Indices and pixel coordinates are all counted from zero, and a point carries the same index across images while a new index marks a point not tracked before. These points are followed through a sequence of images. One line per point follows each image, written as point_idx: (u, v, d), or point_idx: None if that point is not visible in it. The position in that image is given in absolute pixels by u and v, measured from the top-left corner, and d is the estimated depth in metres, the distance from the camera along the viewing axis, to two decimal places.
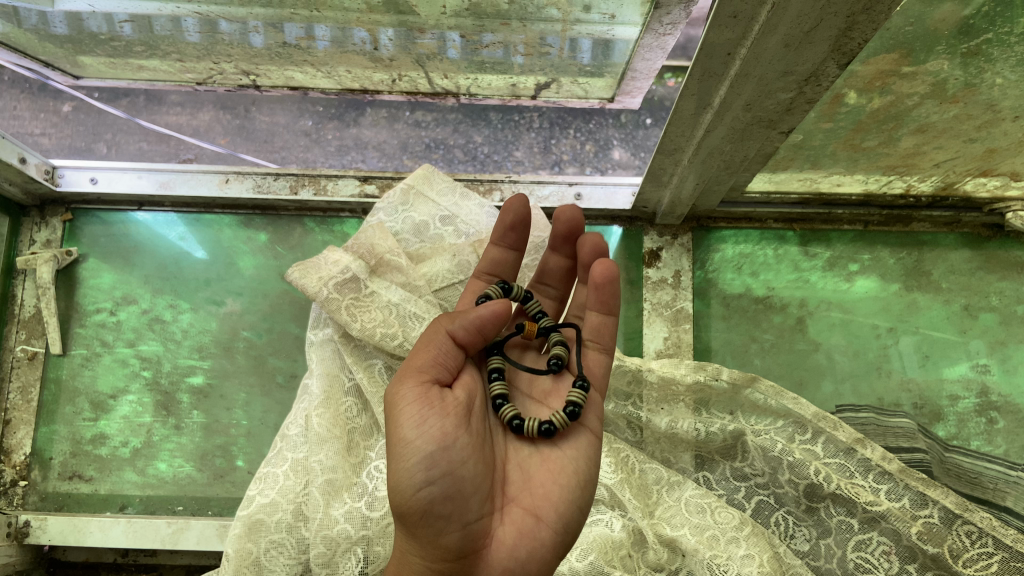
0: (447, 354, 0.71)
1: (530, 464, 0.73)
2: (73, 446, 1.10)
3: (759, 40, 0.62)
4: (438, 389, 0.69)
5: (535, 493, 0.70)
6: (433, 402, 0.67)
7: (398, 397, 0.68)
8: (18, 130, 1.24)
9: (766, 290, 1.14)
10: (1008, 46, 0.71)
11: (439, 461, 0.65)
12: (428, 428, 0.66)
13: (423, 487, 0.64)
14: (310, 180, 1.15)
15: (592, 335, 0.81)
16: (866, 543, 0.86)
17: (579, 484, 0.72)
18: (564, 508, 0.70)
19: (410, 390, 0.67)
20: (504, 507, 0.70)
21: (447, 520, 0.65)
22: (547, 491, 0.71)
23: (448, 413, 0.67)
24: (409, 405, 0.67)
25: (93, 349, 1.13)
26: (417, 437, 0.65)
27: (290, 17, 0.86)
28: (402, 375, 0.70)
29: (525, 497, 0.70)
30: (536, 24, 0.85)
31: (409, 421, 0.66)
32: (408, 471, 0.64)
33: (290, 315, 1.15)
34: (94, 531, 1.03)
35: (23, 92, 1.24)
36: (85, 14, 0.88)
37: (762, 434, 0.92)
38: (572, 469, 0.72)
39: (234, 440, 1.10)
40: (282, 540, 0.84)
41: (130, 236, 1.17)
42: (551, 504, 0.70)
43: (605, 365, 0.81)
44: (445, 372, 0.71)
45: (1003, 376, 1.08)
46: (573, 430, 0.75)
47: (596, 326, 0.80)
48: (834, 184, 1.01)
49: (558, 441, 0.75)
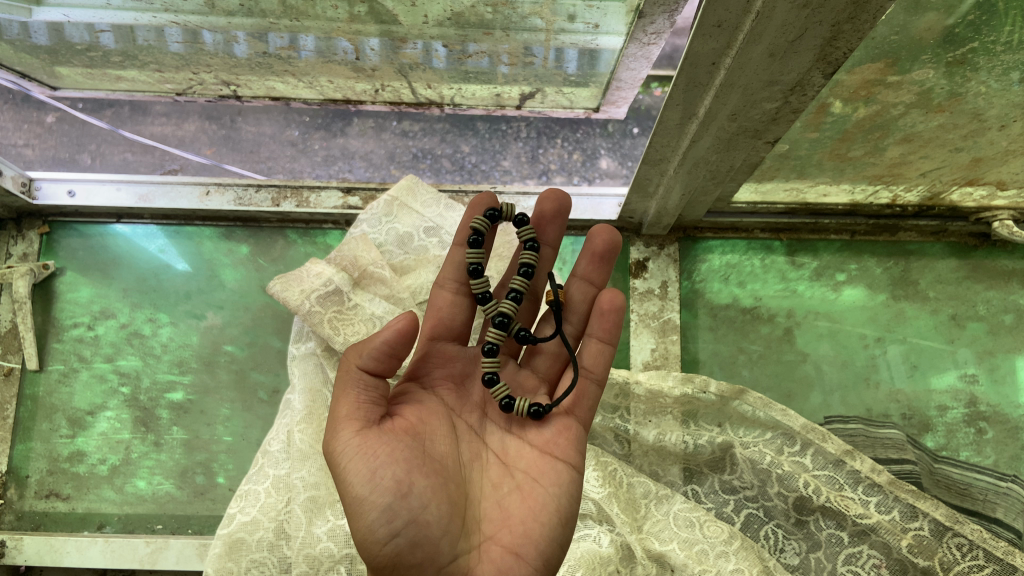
0: (368, 392, 0.69)
1: (508, 499, 0.70)
2: (50, 463, 1.08)
3: (744, 50, 0.61)
4: (376, 432, 0.67)
5: (514, 528, 0.68)
6: (372, 450, 0.66)
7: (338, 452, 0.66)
8: (3, 142, 1.16)
9: (753, 301, 1.13)
10: (994, 55, 0.71)
11: (399, 511, 0.64)
12: (378, 480, 0.64)
13: (387, 541, 0.64)
14: (292, 192, 1.13)
15: (590, 362, 0.78)
16: (855, 556, 0.85)
17: (558, 513, 0.69)
18: (544, 544, 0.67)
19: (349, 442, 0.66)
20: (482, 545, 0.68)
21: (421, 567, 0.65)
22: (528, 527, 0.68)
23: (396, 455, 0.66)
24: (349, 458, 0.65)
25: (71, 364, 1.11)
26: (369, 492, 0.64)
27: (271, 27, 0.85)
28: (333, 424, 0.68)
29: (504, 534, 0.68)
30: (520, 34, 0.85)
31: (356, 475, 0.65)
32: (368, 527, 0.64)
33: (272, 328, 1.14)
34: (71, 551, 1.01)
35: (7, 104, 1.14)
36: (64, 25, 0.87)
37: (751, 446, 0.91)
38: (551, 499, 0.69)
39: (214, 457, 1.08)
40: (263, 559, 0.81)
41: (108, 249, 1.15)
42: (531, 540, 0.67)
43: (595, 398, 0.77)
44: (377, 411, 0.69)
45: (992, 386, 1.08)
46: (550, 466, 0.71)
47: (595, 352, 0.78)
48: (820, 194, 1.01)
49: (538, 476, 0.71)
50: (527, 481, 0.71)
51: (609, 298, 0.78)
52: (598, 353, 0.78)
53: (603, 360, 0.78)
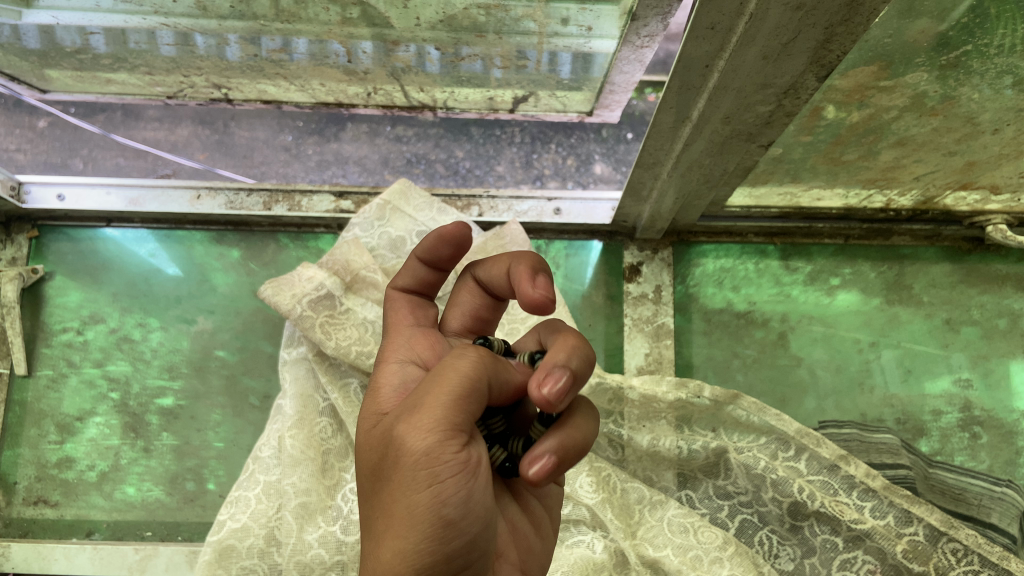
0: (482, 401, 0.50)
1: (514, 511, 0.60)
2: (38, 470, 1.07)
3: (737, 53, 0.61)
4: (478, 450, 0.50)
5: (522, 547, 0.59)
6: (479, 474, 0.49)
7: (433, 462, 0.48)
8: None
9: (747, 305, 1.13)
10: (988, 59, 0.71)
11: (482, 546, 0.50)
12: (475, 507, 0.49)
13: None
14: (284, 196, 1.12)
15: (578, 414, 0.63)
16: (851, 562, 0.84)
17: (550, 531, 0.63)
18: (543, 561, 0.61)
19: (460, 460, 0.48)
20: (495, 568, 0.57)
21: None
22: (533, 544, 0.61)
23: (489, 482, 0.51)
24: (456, 472, 0.48)
25: (59, 369, 1.10)
26: (464, 518, 0.48)
27: (262, 29, 0.84)
28: (429, 423, 0.48)
29: (514, 551, 0.58)
30: (513, 37, 0.84)
31: (456, 495, 0.48)
32: (443, 558, 0.48)
33: (264, 333, 1.13)
34: (59, 559, 0.99)
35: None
36: (54, 27, 0.86)
37: (745, 451, 0.90)
38: (548, 515, 0.64)
39: (205, 463, 1.07)
40: (253, 566, 0.80)
41: (97, 253, 1.14)
42: (535, 557, 0.60)
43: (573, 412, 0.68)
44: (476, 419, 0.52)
45: (986, 391, 1.08)
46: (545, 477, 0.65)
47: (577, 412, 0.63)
48: (814, 199, 1.01)
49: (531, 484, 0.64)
50: (528, 498, 0.63)
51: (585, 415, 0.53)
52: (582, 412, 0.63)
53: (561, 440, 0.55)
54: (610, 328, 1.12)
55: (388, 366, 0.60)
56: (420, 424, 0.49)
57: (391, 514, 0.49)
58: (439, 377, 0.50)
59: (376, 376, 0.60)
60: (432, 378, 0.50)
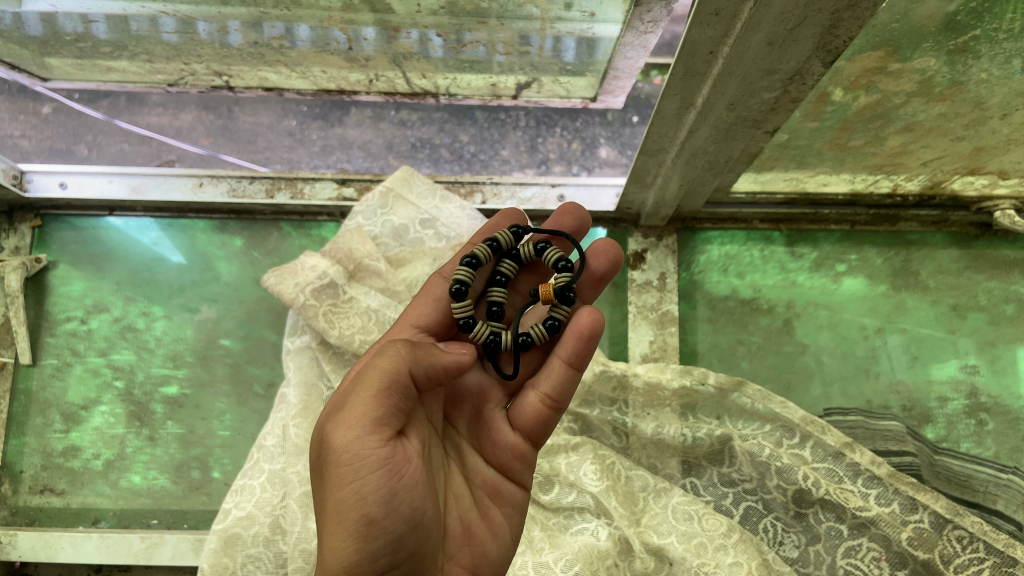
0: (401, 400, 0.61)
1: (470, 516, 0.68)
2: (43, 458, 1.07)
3: (742, 38, 0.60)
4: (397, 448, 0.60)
5: (474, 550, 0.67)
6: (399, 472, 0.60)
7: (356, 461, 0.59)
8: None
9: (752, 292, 1.12)
10: (997, 43, 0.70)
11: (407, 541, 0.60)
12: (397, 505, 0.59)
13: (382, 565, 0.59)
14: (287, 183, 1.12)
15: (554, 392, 0.72)
16: (855, 549, 0.84)
17: (510, 541, 0.70)
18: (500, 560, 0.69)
19: (376, 453, 0.59)
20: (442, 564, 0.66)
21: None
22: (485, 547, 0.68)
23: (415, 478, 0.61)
24: (374, 472, 0.59)
25: (64, 359, 1.11)
26: (385, 516, 0.59)
27: (263, 16, 0.84)
28: (350, 422, 0.60)
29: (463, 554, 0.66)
30: (516, 23, 0.83)
31: (374, 494, 0.58)
32: (366, 554, 0.58)
33: (267, 321, 1.13)
34: (66, 547, 1.00)
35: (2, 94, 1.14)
36: (55, 15, 0.86)
37: (750, 438, 0.90)
38: (507, 523, 0.70)
39: (210, 451, 1.08)
40: (259, 554, 0.83)
41: (101, 242, 1.14)
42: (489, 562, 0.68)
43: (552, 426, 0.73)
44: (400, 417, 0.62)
45: (992, 377, 1.07)
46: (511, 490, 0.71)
47: (560, 378, 0.72)
48: (820, 184, 1.00)
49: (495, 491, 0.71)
50: (482, 505, 0.69)
51: (588, 318, 0.71)
52: (565, 380, 0.72)
53: (569, 387, 0.72)
54: (614, 315, 1.12)
55: (358, 364, 0.69)
56: (346, 418, 0.60)
57: (326, 510, 0.61)
58: (365, 382, 0.61)
59: (351, 370, 0.70)
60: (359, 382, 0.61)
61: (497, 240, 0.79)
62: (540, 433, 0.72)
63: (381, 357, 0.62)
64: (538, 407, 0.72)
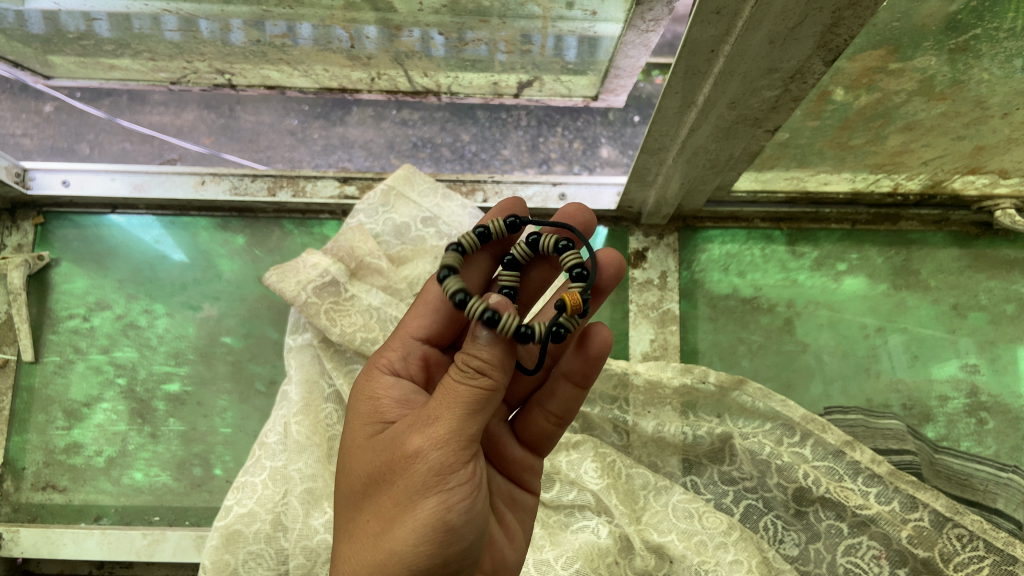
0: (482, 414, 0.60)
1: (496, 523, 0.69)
2: (46, 455, 1.08)
3: (744, 37, 0.60)
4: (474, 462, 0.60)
5: (499, 556, 0.68)
6: (476, 485, 0.60)
7: (442, 473, 0.58)
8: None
9: (753, 291, 1.12)
10: (997, 42, 0.70)
11: (472, 548, 0.62)
12: (473, 514, 0.60)
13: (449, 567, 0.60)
14: (288, 182, 1.12)
15: (559, 410, 0.72)
16: (855, 547, 0.84)
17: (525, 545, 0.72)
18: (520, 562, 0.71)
19: (462, 468, 0.59)
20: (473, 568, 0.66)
21: None
22: (508, 551, 0.69)
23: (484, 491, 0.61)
24: (460, 483, 0.59)
25: (66, 356, 1.11)
26: (463, 525, 0.60)
27: (265, 14, 0.84)
28: (436, 435, 0.58)
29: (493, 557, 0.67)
30: (517, 21, 0.83)
31: (459, 502, 0.59)
32: (440, 560, 0.59)
33: (269, 319, 1.13)
34: (68, 544, 1.00)
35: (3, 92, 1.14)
36: (58, 13, 0.86)
37: (750, 437, 0.90)
38: (522, 528, 0.72)
39: (212, 448, 1.08)
40: (260, 551, 0.83)
41: (103, 239, 1.14)
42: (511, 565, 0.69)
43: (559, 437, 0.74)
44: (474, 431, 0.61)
45: (993, 376, 1.07)
46: (523, 497, 0.74)
47: (566, 399, 0.71)
48: (821, 183, 1.00)
49: (511, 499, 0.73)
50: (505, 512, 0.71)
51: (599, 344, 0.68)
52: (572, 399, 0.71)
53: (574, 405, 0.72)
54: (615, 314, 1.12)
55: (380, 377, 0.68)
56: (432, 430, 0.58)
57: (393, 519, 0.60)
58: (444, 393, 0.58)
59: (370, 384, 0.68)
60: (437, 392, 0.59)
61: (486, 228, 0.71)
62: (546, 445, 0.74)
63: (456, 369, 0.58)
64: (544, 423, 0.73)
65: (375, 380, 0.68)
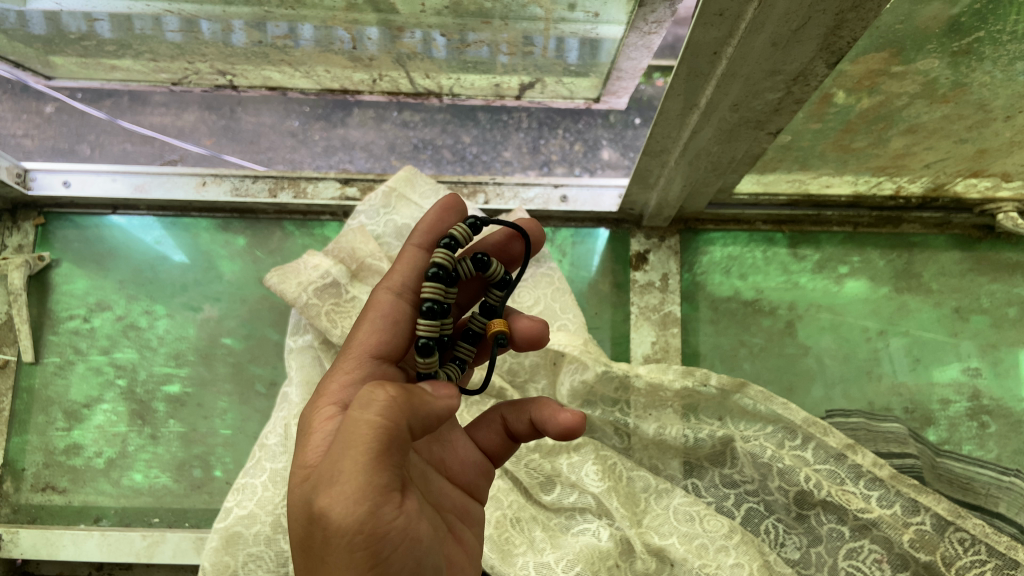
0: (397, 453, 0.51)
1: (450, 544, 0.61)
2: (45, 456, 1.07)
3: (746, 39, 0.60)
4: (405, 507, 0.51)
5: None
6: (415, 536, 0.52)
7: (376, 536, 0.49)
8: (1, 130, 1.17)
9: (754, 293, 1.12)
10: (1000, 45, 0.69)
11: None
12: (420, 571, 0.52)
13: None
14: (289, 183, 1.12)
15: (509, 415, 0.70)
16: (857, 551, 0.84)
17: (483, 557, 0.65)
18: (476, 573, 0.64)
19: (393, 523, 0.50)
20: None
21: None
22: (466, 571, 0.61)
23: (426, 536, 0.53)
24: (394, 543, 0.50)
25: (67, 357, 1.11)
26: None
27: (267, 15, 0.84)
28: (348, 492, 0.49)
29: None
30: (519, 23, 0.83)
31: (397, 567, 0.51)
32: None
33: (269, 320, 1.13)
34: (67, 545, 1.00)
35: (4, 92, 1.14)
36: (60, 13, 0.86)
37: (752, 439, 0.89)
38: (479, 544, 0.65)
39: (212, 450, 1.08)
40: (260, 553, 0.83)
41: (104, 240, 1.14)
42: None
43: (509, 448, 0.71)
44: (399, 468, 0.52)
45: (995, 380, 1.07)
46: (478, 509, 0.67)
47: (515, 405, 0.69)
48: (823, 186, 1.00)
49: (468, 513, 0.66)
50: (460, 529, 0.63)
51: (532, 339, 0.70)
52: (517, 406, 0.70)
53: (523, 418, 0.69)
54: (616, 316, 1.12)
55: (323, 409, 0.61)
56: (342, 488, 0.49)
57: None
58: (348, 439, 0.50)
59: (313, 412, 0.61)
60: (341, 444, 0.50)
61: (453, 236, 0.69)
62: (502, 456, 0.71)
63: (356, 408, 0.50)
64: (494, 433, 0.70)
65: (315, 414, 0.60)
